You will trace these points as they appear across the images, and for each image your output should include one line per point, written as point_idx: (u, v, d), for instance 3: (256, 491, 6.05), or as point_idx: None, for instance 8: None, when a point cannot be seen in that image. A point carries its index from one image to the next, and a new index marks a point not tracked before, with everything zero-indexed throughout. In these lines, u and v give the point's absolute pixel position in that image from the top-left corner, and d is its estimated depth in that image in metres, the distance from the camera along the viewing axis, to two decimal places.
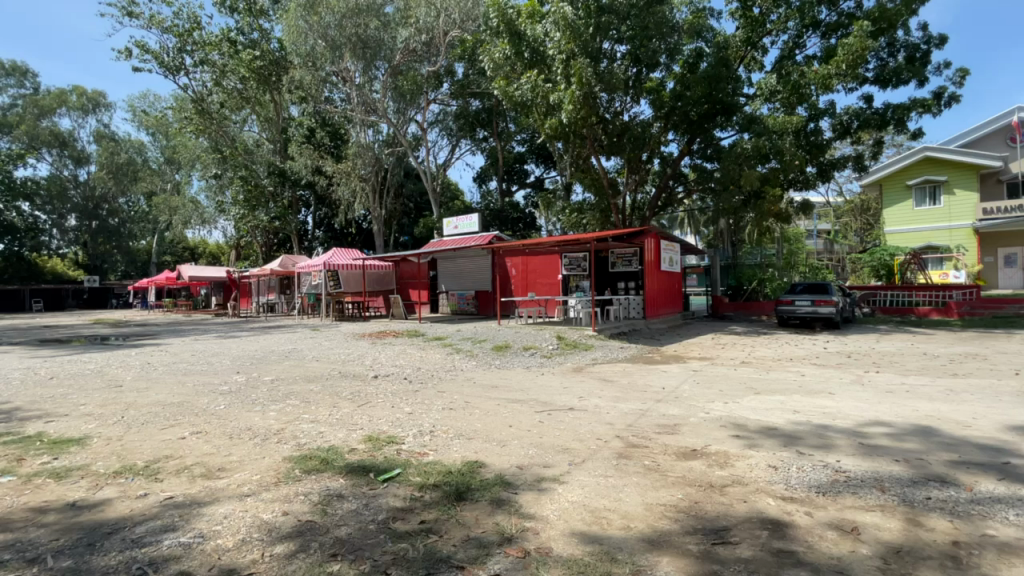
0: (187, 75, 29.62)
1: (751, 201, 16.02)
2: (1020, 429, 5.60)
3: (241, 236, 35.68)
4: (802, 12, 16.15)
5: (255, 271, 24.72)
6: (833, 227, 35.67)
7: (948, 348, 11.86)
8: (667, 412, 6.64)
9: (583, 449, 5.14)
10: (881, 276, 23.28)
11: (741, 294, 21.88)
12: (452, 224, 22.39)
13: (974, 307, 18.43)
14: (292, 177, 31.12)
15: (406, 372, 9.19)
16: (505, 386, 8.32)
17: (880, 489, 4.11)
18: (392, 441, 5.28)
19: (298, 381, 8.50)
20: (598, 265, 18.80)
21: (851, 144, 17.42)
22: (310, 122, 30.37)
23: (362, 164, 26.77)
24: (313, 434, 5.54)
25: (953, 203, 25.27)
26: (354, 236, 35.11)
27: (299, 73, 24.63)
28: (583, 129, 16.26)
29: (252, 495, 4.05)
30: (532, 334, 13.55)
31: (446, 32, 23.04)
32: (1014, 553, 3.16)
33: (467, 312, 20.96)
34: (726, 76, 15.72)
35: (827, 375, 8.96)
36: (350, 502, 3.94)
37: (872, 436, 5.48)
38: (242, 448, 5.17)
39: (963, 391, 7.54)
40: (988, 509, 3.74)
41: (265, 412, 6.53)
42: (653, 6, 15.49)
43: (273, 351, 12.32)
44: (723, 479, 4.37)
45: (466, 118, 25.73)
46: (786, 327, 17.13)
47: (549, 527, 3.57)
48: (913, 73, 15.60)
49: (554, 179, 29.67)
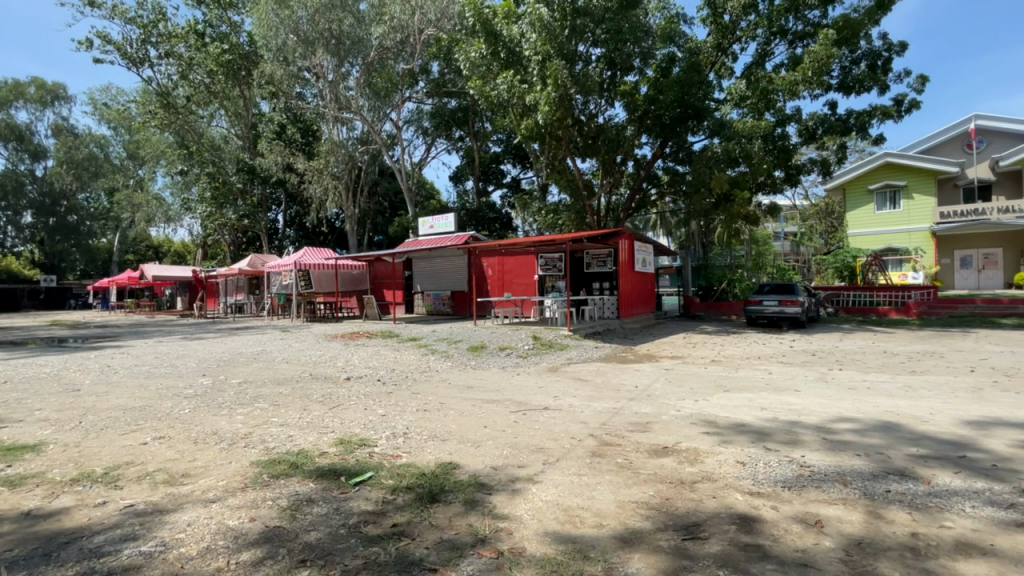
0: (152, 68, 28.60)
1: (722, 203, 16.33)
2: (973, 423, 5.89)
3: (208, 234, 34.58)
4: (770, 20, 16.64)
5: (223, 270, 24.00)
6: (799, 229, 36.84)
7: (908, 347, 12.37)
8: (640, 410, 6.73)
9: (557, 449, 5.16)
10: (844, 277, 24.17)
11: (712, 294, 22.42)
12: (428, 224, 22.17)
13: (931, 307, 19.28)
14: (262, 174, 30.32)
15: (380, 374, 9.07)
16: (480, 386, 8.30)
17: (842, 483, 4.26)
18: (365, 444, 5.20)
19: (268, 384, 8.27)
20: (574, 265, 18.93)
21: (816, 149, 18.00)
22: (281, 118, 29.69)
23: (334, 161, 26.31)
24: (282, 438, 5.41)
25: (912, 208, 26.44)
26: (327, 235, 34.52)
27: (270, 68, 24.02)
28: (559, 130, 16.36)
29: (218, 501, 3.93)
30: (508, 334, 13.56)
31: (421, 30, 22.75)
32: (968, 544, 3.31)
33: (442, 312, 20.84)
34: (697, 81, 16.04)
35: (793, 372, 9.25)
36: (320, 506, 3.86)
37: (838, 432, 5.67)
38: (208, 453, 5.01)
39: (921, 387, 7.88)
40: (945, 501, 3.91)
41: (231, 416, 6.35)
42: (628, 9, 15.68)
43: (242, 353, 12.00)
44: (694, 476, 4.46)
45: (442, 117, 25.57)
46: (754, 327, 17.60)
47: (522, 528, 3.57)
48: (875, 80, 16.23)
49: (531, 179, 29.71)
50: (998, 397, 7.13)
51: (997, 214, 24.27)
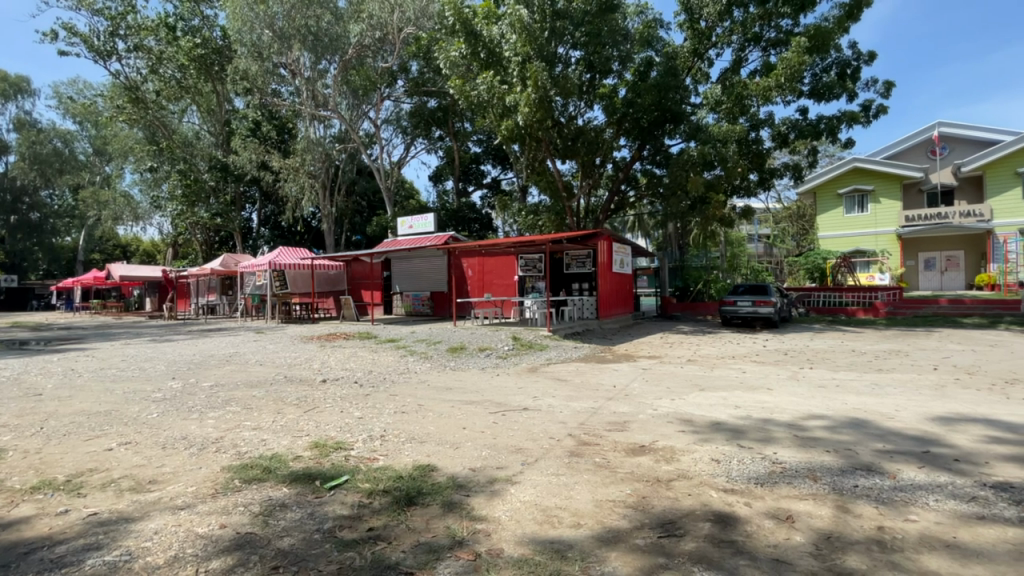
0: (120, 61, 27.69)
1: (698, 206, 16.61)
2: (937, 420, 6.12)
3: (179, 234, 33.60)
4: (745, 27, 17.01)
5: (194, 270, 23.33)
6: (773, 231, 37.77)
7: (876, 346, 12.78)
8: (618, 409, 6.80)
9: (536, 449, 5.17)
10: (814, 278, 24.84)
11: (688, 294, 22.85)
12: (407, 224, 21.97)
13: (898, 307, 19.99)
14: (235, 172, 29.69)
15: (357, 376, 8.94)
16: (459, 387, 8.26)
17: (813, 479, 4.37)
18: (340, 447, 5.12)
19: (240, 387, 8.07)
20: (553, 266, 19.03)
21: (788, 153, 18.45)
22: (255, 115, 29.04)
23: (311, 160, 25.81)
24: (255, 442, 5.29)
25: (879, 212, 27.37)
26: (303, 235, 33.88)
27: (244, 63, 23.44)
28: (538, 132, 16.41)
29: (186, 508, 3.81)
30: (487, 335, 13.54)
31: (400, 29, 22.45)
32: (933, 537, 3.42)
33: (422, 312, 20.66)
34: (675, 85, 16.26)
35: (766, 371, 9.47)
36: (293, 511, 3.79)
37: (809, 429, 5.82)
38: (177, 458, 4.86)
39: (887, 385, 8.17)
40: (910, 495, 4.05)
41: (201, 420, 6.17)
42: (607, 13, 15.83)
43: (214, 355, 11.69)
44: (669, 474, 4.52)
45: (422, 116, 25.44)
46: (729, 327, 17.96)
47: (500, 529, 3.57)
48: (844, 88, 16.75)
49: (511, 180, 29.68)
50: (959, 394, 7.43)
51: (959, 218, 25.29)
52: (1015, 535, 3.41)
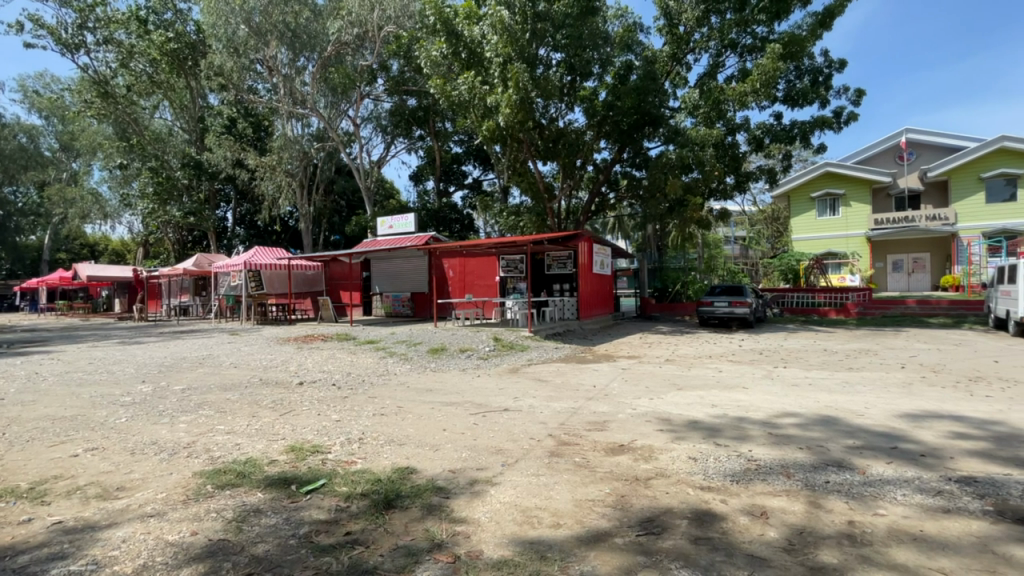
0: (88, 55, 26.80)
1: (676, 208, 16.87)
2: (904, 416, 6.32)
3: (150, 232, 32.63)
4: (722, 33, 17.32)
5: (166, 270, 22.69)
6: (748, 233, 38.54)
7: (846, 345, 13.16)
8: (598, 409, 6.84)
9: (516, 450, 5.18)
10: (788, 280, 25.40)
11: (667, 295, 23.17)
12: (386, 224, 21.74)
13: (867, 307, 20.61)
14: (209, 170, 29.00)
15: (335, 378, 8.81)
16: (439, 388, 8.21)
17: (786, 475, 4.47)
18: (317, 451, 5.03)
19: (214, 390, 7.88)
20: (535, 266, 19.09)
21: (764, 157, 18.84)
22: (230, 112, 28.45)
23: (288, 158, 25.30)
24: (228, 447, 5.16)
25: (850, 215, 28.19)
26: (280, 234, 33.29)
27: (219, 59, 22.93)
28: (520, 133, 16.45)
29: (156, 515, 3.69)
30: (468, 336, 13.51)
31: (381, 27, 22.11)
32: (901, 531, 3.53)
33: (402, 314, 20.46)
34: (653, 89, 16.46)
35: (741, 370, 9.65)
36: (268, 517, 3.70)
37: (782, 426, 5.95)
38: (147, 464, 4.72)
39: (857, 382, 8.41)
40: (878, 490, 4.17)
41: (173, 425, 6.00)
42: (587, 16, 15.95)
43: (186, 357, 11.39)
44: (648, 472, 4.57)
45: (402, 116, 25.25)
46: (706, 327, 18.26)
47: (480, 531, 3.55)
48: (817, 94, 17.18)
49: (492, 180, 29.58)
50: (926, 391, 7.68)
51: (925, 221, 26.20)
52: (977, 528, 3.54)
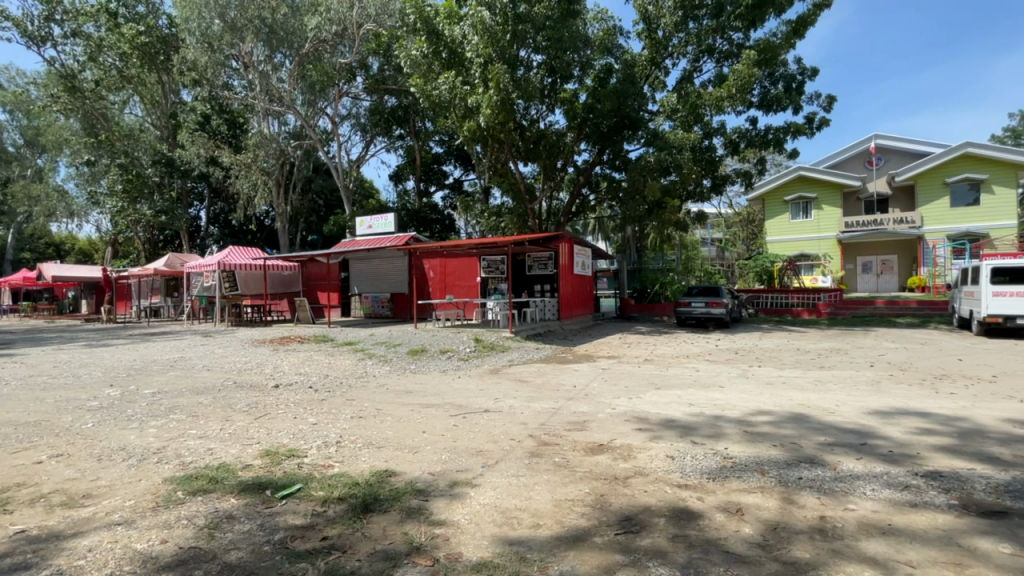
0: (55, 48, 25.86)
1: (654, 210, 17.16)
2: (874, 413, 6.51)
3: (118, 232, 31.60)
4: (699, 38, 17.62)
5: (136, 270, 22.01)
6: (724, 235, 39.25)
7: (819, 344, 13.49)
8: (578, 409, 6.88)
9: (496, 451, 5.17)
10: (763, 281, 25.94)
11: (645, 296, 23.51)
12: (366, 224, 21.49)
13: (838, 308, 21.21)
14: (182, 167, 28.22)
15: (312, 380, 8.65)
16: (419, 390, 8.13)
17: (761, 472, 4.56)
18: (293, 455, 4.94)
19: (186, 394, 7.66)
20: (516, 267, 19.15)
21: (739, 161, 19.23)
22: (204, 108, 27.80)
23: (264, 156, 24.85)
24: (201, 452, 5.03)
25: (822, 217, 28.97)
26: (256, 233, 32.64)
27: (193, 54, 22.32)
28: (501, 134, 16.47)
29: (124, 523, 3.57)
30: (448, 337, 13.43)
31: (360, 25, 21.82)
32: (871, 525, 3.62)
33: (381, 315, 20.26)
34: (633, 92, 16.66)
35: (718, 370, 9.82)
36: (242, 523, 3.62)
37: (756, 424, 6.08)
38: (115, 470, 4.56)
39: (828, 381, 8.63)
40: (849, 485, 4.29)
41: (142, 430, 5.80)
42: (568, 18, 16.06)
43: (156, 360, 11.03)
44: (626, 472, 4.61)
45: (382, 114, 25.03)
46: (683, 327, 18.53)
47: (460, 533, 3.53)
48: (790, 100, 17.62)
49: (473, 181, 29.46)
50: (893, 389, 7.93)
51: (892, 224, 27.09)
52: (943, 521, 3.66)
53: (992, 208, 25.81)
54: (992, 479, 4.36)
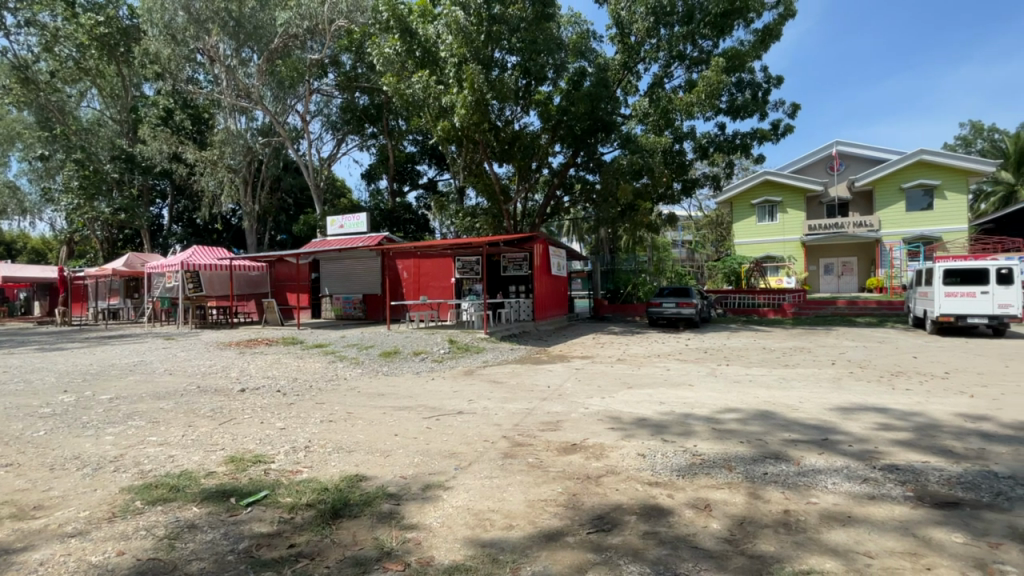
0: (6, 36, 24.56)
1: (627, 213, 17.49)
2: (835, 410, 6.76)
3: (74, 230, 30.21)
4: (670, 45, 17.91)
5: (93, 271, 21.07)
6: (694, 237, 40.21)
7: (784, 343, 13.92)
8: (552, 409, 6.92)
9: (469, 453, 5.15)
10: (732, 281, 26.64)
11: (618, 297, 23.92)
12: (337, 224, 21.09)
13: (802, 308, 21.96)
14: (143, 163, 27.12)
15: (280, 384, 8.41)
16: (391, 393, 8.03)
17: (728, 468, 4.67)
18: (260, 461, 4.80)
19: (145, 399, 7.37)
20: (490, 268, 19.14)
21: (708, 165, 19.68)
22: (167, 102, 26.77)
23: (230, 153, 24.22)
24: (161, 459, 4.84)
25: (787, 220, 29.98)
26: (222, 232, 31.74)
27: (155, 46, 21.44)
28: (475, 134, 16.42)
29: (77, 535, 3.41)
30: (422, 338, 13.30)
31: (331, 21, 21.38)
32: (833, 518, 3.75)
33: (353, 316, 19.94)
34: (606, 96, 16.80)
35: (689, 368, 10.03)
36: (205, 532, 3.50)
37: (725, 421, 6.23)
38: (67, 480, 4.35)
39: (792, 379, 8.93)
40: (812, 479, 4.44)
41: (98, 438, 5.54)
42: (543, 21, 16.07)
43: (115, 364, 10.58)
44: (599, 470, 4.65)
45: (354, 112, 24.64)
46: (655, 327, 18.85)
47: (432, 536, 3.50)
48: (757, 107, 18.12)
49: (447, 181, 29.26)
50: (854, 386, 8.25)
51: (852, 227, 28.02)
52: (899, 513, 3.82)
53: (945, 213, 27.14)
54: (945, 472, 4.58)
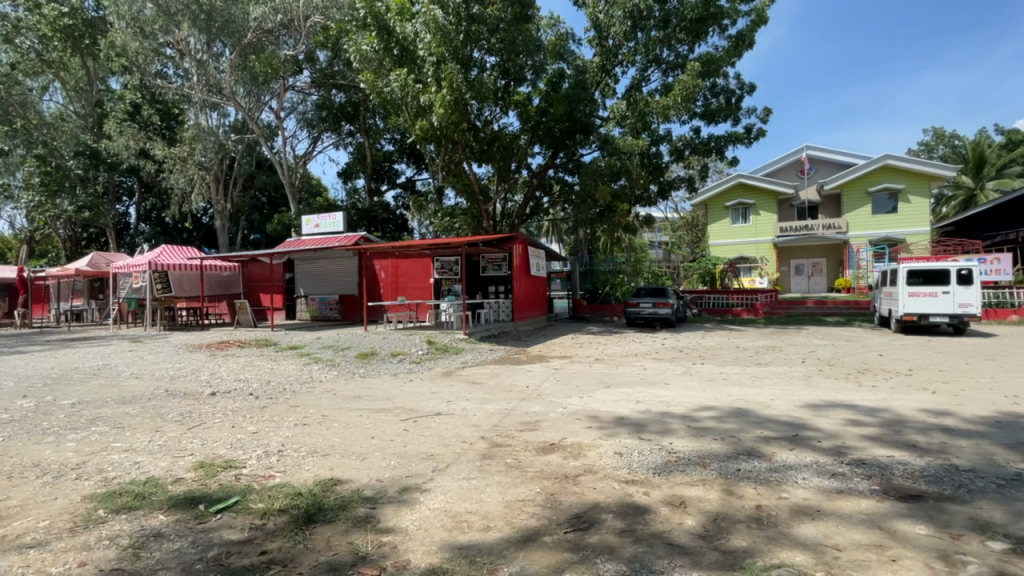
0: None
1: (606, 214, 17.66)
2: (806, 406, 6.94)
3: (34, 228, 29.00)
4: (647, 48, 18.14)
5: (54, 271, 20.24)
6: (670, 238, 40.88)
7: (757, 342, 14.25)
8: (530, 409, 6.93)
9: (447, 454, 5.12)
10: (706, 282, 27.16)
11: (597, 297, 24.18)
12: (312, 223, 20.73)
13: (774, 307, 22.51)
14: (109, 159, 26.28)
15: (252, 387, 8.22)
16: (368, 395, 7.92)
17: (703, 465, 4.76)
18: (230, 466, 4.68)
19: (110, 404, 7.11)
20: (470, 268, 19.08)
21: (684, 168, 19.99)
22: (134, 97, 25.97)
23: (201, 149, 23.59)
24: (126, 466, 4.67)
25: (759, 222, 30.72)
26: (192, 231, 30.97)
27: (121, 38, 20.73)
28: (454, 134, 16.36)
29: (36, 546, 3.26)
30: (400, 339, 13.18)
31: (307, 17, 20.98)
32: (804, 512, 3.85)
33: (330, 317, 19.63)
34: (584, 98, 16.88)
35: (665, 367, 10.19)
36: (173, 541, 3.39)
37: (700, 419, 6.34)
38: (25, 489, 4.16)
39: (765, 376, 9.16)
40: (784, 475, 4.55)
41: (59, 444, 5.32)
42: (521, 22, 16.03)
43: (78, 368, 10.18)
44: (576, 470, 4.68)
45: (330, 110, 24.27)
46: (632, 327, 19.08)
47: (408, 539, 3.47)
48: (730, 113, 18.53)
49: (426, 180, 29.06)
50: (823, 383, 8.50)
51: (822, 230, 28.93)
52: (866, 506, 3.95)
53: (909, 216, 28.18)
54: (909, 466, 4.75)
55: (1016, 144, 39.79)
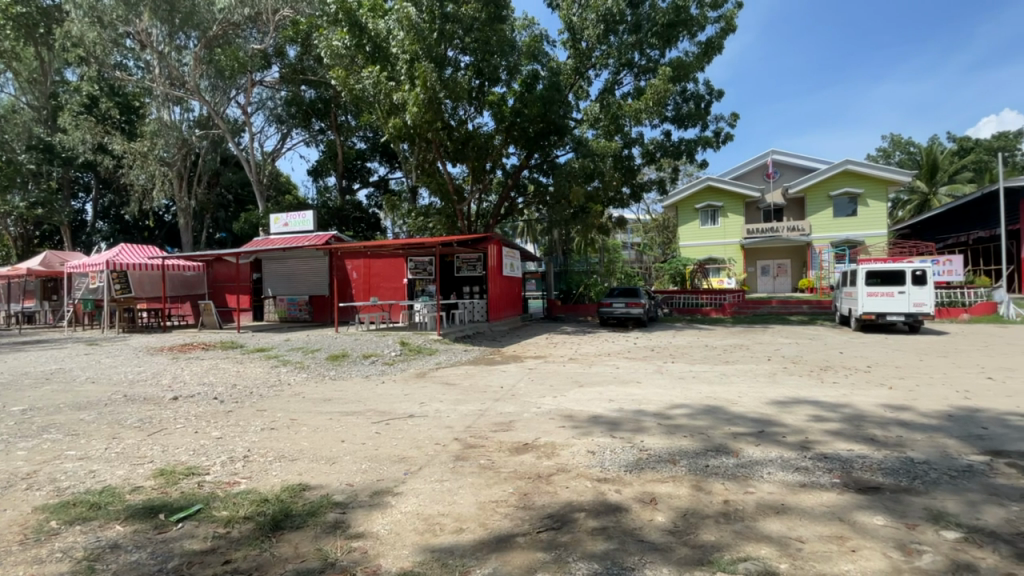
0: None
1: (580, 215, 17.79)
2: (772, 403, 7.16)
3: None
4: (619, 52, 18.43)
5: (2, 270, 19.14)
6: (642, 239, 41.55)
7: (725, 340, 14.61)
8: (504, 409, 6.93)
9: (420, 456, 5.07)
10: (677, 282, 27.71)
11: (570, 297, 24.38)
12: (281, 221, 20.26)
13: (741, 307, 23.16)
14: (64, 154, 25.09)
15: (217, 391, 7.96)
16: (339, 398, 7.77)
17: (673, 462, 4.84)
18: (193, 474, 4.52)
19: (64, 410, 6.77)
20: (444, 269, 18.94)
21: (656, 170, 20.29)
22: (92, 89, 24.84)
23: (163, 145, 22.75)
24: (80, 475, 4.46)
25: (728, 224, 31.55)
26: (154, 230, 29.78)
27: (76, 28, 19.80)
28: (427, 133, 16.21)
29: None
30: (373, 340, 12.99)
31: (276, 11, 20.50)
32: (769, 506, 3.96)
33: (299, 319, 19.17)
34: (558, 100, 16.93)
35: (637, 366, 10.33)
36: (131, 552, 3.26)
37: (672, 417, 6.47)
38: None
39: (733, 374, 9.40)
40: (750, 470, 4.67)
41: (6, 453, 5.03)
42: (496, 22, 15.97)
43: (29, 373, 9.66)
44: (549, 469, 4.71)
45: (300, 106, 23.75)
46: (605, 326, 19.30)
47: (379, 544, 3.42)
48: (700, 117, 18.94)
49: (399, 179, 28.75)
50: (788, 380, 8.77)
51: (787, 232, 29.92)
52: (829, 499, 4.09)
53: (868, 218, 29.39)
54: (868, 459, 4.94)
55: (966, 152, 41.95)
